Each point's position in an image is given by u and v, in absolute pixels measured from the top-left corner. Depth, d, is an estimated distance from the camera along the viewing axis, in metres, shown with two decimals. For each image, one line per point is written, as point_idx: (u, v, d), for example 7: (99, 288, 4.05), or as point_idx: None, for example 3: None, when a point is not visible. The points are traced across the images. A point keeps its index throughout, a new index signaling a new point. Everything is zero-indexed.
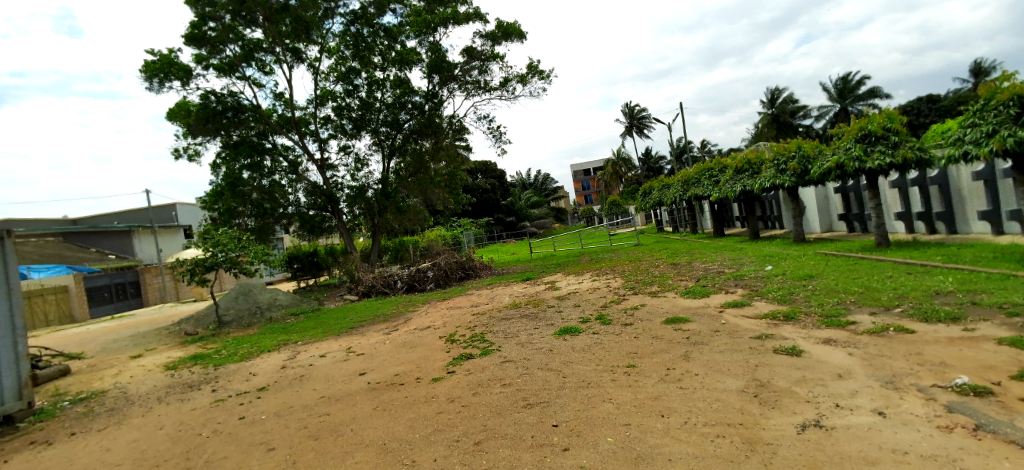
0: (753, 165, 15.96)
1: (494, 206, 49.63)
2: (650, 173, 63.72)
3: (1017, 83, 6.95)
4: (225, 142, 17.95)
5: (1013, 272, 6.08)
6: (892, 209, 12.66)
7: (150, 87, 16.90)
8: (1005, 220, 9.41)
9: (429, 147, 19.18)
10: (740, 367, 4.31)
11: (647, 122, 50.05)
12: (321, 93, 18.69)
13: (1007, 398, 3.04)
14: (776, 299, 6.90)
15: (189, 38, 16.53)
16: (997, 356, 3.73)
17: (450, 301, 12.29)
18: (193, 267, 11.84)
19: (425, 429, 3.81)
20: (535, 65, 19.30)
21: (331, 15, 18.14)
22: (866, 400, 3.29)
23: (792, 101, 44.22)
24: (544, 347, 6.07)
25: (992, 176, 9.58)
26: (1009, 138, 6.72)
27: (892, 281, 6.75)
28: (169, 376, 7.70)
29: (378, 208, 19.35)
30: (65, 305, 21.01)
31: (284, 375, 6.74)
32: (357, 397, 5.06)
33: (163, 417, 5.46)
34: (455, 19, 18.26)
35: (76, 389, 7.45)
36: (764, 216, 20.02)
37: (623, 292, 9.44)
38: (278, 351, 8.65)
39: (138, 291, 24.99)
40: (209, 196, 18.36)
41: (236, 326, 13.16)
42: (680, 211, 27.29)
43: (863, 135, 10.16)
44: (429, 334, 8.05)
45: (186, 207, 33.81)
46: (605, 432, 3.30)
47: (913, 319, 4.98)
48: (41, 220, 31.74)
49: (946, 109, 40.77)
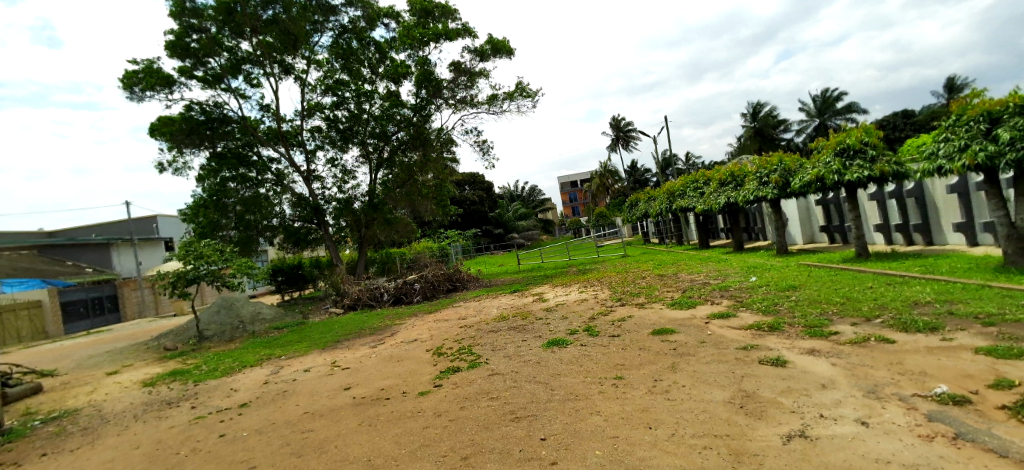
0: (737, 178, 16.26)
1: (481, 218, 50.01)
2: (637, 184, 64.44)
3: (987, 101, 7.23)
4: (210, 153, 17.76)
5: (988, 282, 6.26)
6: (872, 221, 12.96)
7: (130, 97, 16.69)
8: (979, 231, 9.66)
9: (417, 159, 19.12)
10: (726, 378, 4.34)
11: (634, 136, 50.80)
12: (309, 105, 18.63)
13: (984, 407, 3.11)
14: (761, 309, 6.98)
15: (172, 48, 16.38)
16: (975, 365, 3.81)
17: (438, 313, 12.23)
18: (175, 280, 11.57)
19: (411, 444, 3.76)
20: (524, 84, 19.57)
21: (321, 29, 18.28)
22: (850, 410, 3.33)
23: (774, 115, 45.38)
24: (531, 359, 6.04)
25: (965, 189, 9.86)
26: (980, 152, 6.95)
27: (873, 292, 6.88)
28: (147, 392, 7.49)
29: (365, 221, 19.25)
30: (38, 321, 20.21)
31: (266, 391, 6.58)
32: (342, 412, 4.97)
33: (139, 435, 5.30)
34: (446, 35, 18.45)
35: (48, 408, 7.19)
36: (748, 228, 20.30)
37: (611, 304, 9.49)
38: (260, 367, 8.46)
39: (116, 305, 24.42)
40: (191, 208, 18.03)
41: (218, 341, 12.85)
42: (666, 223, 27.70)
43: (842, 149, 10.44)
44: (416, 348, 7.95)
45: (168, 219, 33.33)
46: (592, 445, 3.28)
47: (894, 330, 5.07)
48: (17, 233, 31.05)
49: (921, 124, 42.24)
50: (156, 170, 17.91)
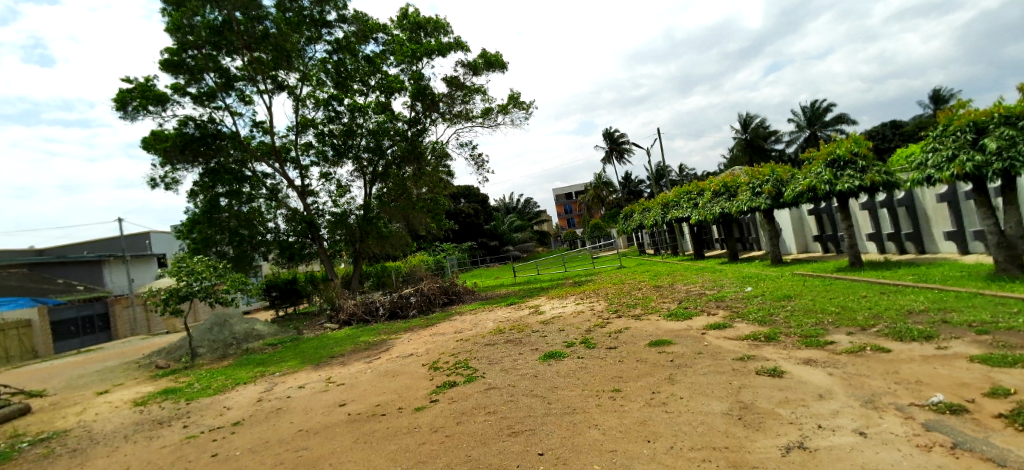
0: (729, 188, 16.39)
1: (476, 230, 49.99)
2: (632, 196, 64.65)
3: (973, 111, 7.37)
4: (203, 169, 17.73)
5: (980, 291, 6.31)
6: (864, 230, 13.10)
7: (124, 116, 16.72)
8: (970, 239, 9.75)
9: (412, 173, 19.23)
10: (723, 389, 4.34)
11: (627, 148, 51.35)
12: (302, 119, 18.70)
13: (982, 415, 3.11)
14: (757, 320, 6.97)
15: (167, 65, 16.48)
16: (970, 374, 3.82)
17: (434, 327, 12.15)
18: (168, 298, 11.31)
19: (408, 461, 3.71)
20: (517, 96, 19.80)
21: (314, 42, 18.41)
22: (848, 420, 3.33)
23: (764, 127, 46.02)
24: (528, 373, 6.01)
25: (955, 198, 9.99)
26: (968, 162, 7.05)
27: (867, 301, 6.93)
28: (138, 412, 7.37)
29: (360, 235, 19.06)
30: (27, 341, 19.86)
31: (260, 408, 6.50)
32: (337, 429, 4.92)
33: (130, 456, 5.19)
34: (439, 50, 18.66)
35: (37, 429, 7.06)
36: (743, 238, 20.46)
37: (608, 316, 9.43)
38: (254, 384, 8.37)
39: (106, 323, 24.20)
40: (184, 225, 17.99)
41: (210, 357, 12.71)
42: (661, 234, 27.88)
43: (833, 160, 10.56)
44: (411, 362, 7.89)
45: (161, 235, 33.25)
46: (592, 459, 3.26)
47: (889, 338, 5.09)
48: (8, 251, 30.85)
49: (909, 134, 43.01)
50: (148, 186, 17.87)
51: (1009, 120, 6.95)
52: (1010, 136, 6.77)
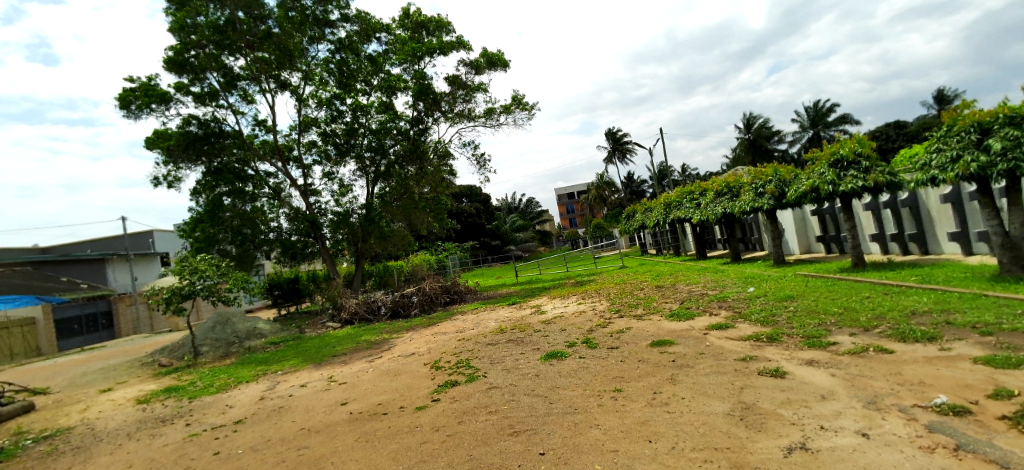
0: (732, 188, 16.34)
1: (478, 230, 49.95)
2: (634, 196, 64.54)
3: (977, 112, 7.33)
4: (206, 168, 17.76)
5: (983, 292, 6.28)
6: (868, 230, 13.05)
7: (127, 114, 16.77)
8: (974, 240, 9.70)
9: (414, 172, 19.23)
10: (725, 390, 4.33)
11: (630, 148, 51.26)
12: (305, 119, 18.73)
13: (985, 417, 3.10)
14: (759, 320, 6.95)
15: (170, 64, 16.47)
16: (974, 375, 3.81)
17: (436, 326, 12.16)
18: (170, 296, 11.36)
19: (409, 460, 3.72)
20: (519, 97, 19.78)
21: (317, 42, 18.42)
22: (850, 421, 3.32)
23: (767, 127, 45.89)
24: (529, 372, 6.00)
25: (959, 199, 9.94)
26: (972, 163, 7.01)
27: (869, 301, 6.91)
28: (140, 410, 7.39)
29: (362, 234, 19.05)
30: (31, 339, 19.96)
31: (262, 407, 6.51)
32: (339, 428, 4.93)
33: (132, 454, 5.21)
34: (441, 48, 18.66)
35: (40, 427, 7.10)
36: (745, 238, 20.39)
37: (609, 316, 9.41)
38: (256, 382, 8.39)
39: (110, 322, 24.30)
40: (187, 223, 18.06)
41: (213, 355, 12.74)
42: (663, 234, 27.83)
43: (836, 160, 10.51)
44: (412, 361, 7.89)
45: (164, 234, 33.36)
46: (593, 459, 3.25)
47: (891, 339, 5.07)
48: (12, 249, 30.99)
49: (913, 135, 42.82)
50: (151, 184, 17.92)
51: (1014, 121, 6.91)
52: (1014, 136, 6.73)
